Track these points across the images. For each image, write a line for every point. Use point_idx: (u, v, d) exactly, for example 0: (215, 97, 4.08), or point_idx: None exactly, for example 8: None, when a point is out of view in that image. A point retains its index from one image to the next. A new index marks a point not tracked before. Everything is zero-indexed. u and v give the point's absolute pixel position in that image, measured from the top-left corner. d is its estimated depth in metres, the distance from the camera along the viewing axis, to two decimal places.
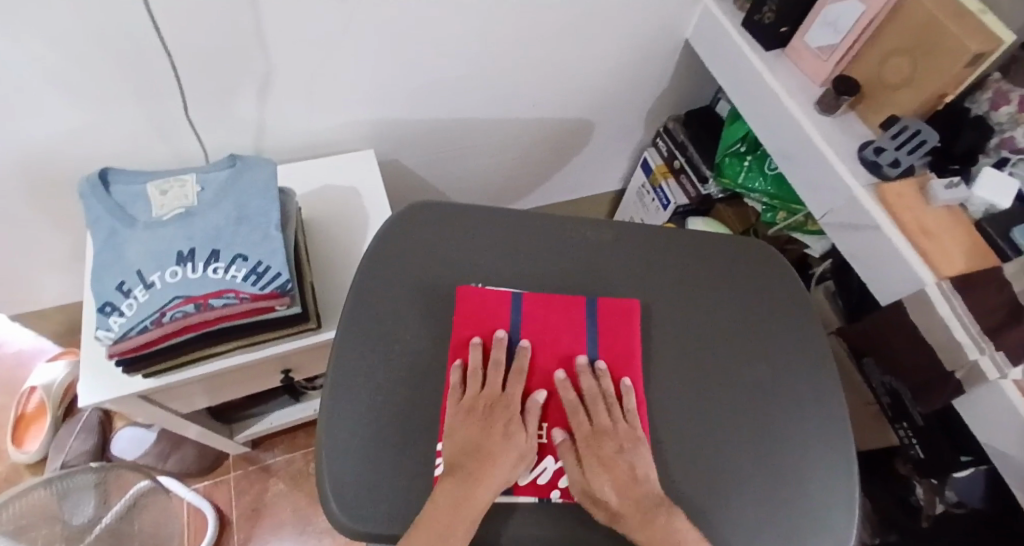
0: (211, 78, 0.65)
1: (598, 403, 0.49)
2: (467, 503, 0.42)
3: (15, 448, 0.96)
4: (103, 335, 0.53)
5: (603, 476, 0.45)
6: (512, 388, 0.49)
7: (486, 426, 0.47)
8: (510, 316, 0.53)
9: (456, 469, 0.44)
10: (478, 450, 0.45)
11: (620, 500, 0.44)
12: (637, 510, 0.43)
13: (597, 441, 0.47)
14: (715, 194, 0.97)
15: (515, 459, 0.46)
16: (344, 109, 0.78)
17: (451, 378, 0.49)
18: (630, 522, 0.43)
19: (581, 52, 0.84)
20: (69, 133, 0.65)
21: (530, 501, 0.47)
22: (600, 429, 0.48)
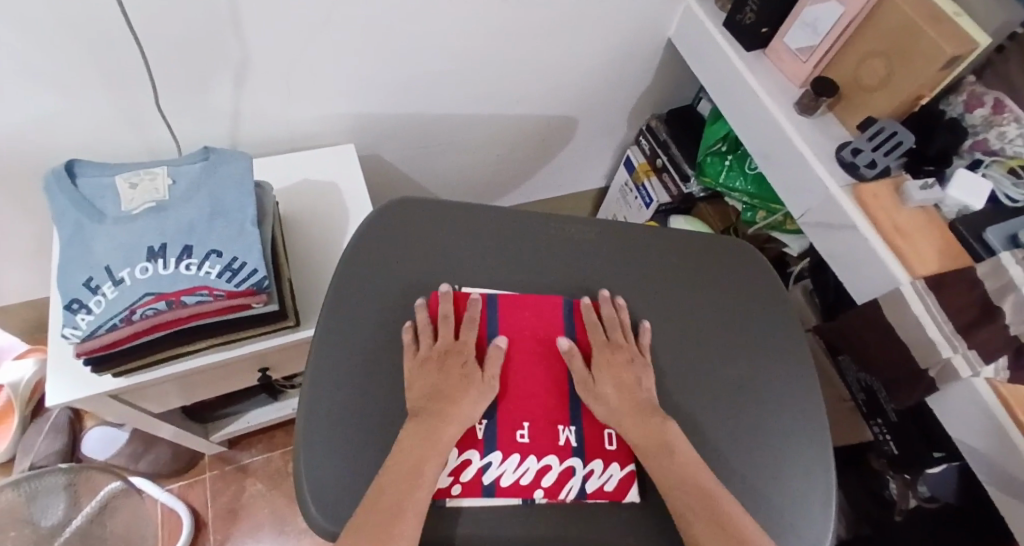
0: (184, 67, 0.63)
1: (614, 324, 0.55)
2: (432, 439, 0.44)
3: None
4: (70, 334, 0.51)
5: (610, 378, 0.51)
6: (466, 336, 0.52)
7: (443, 370, 0.49)
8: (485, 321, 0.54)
9: (420, 412, 0.46)
10: (439, 387, 0.48)
11: (621, 399, 0.50)
12: (636, 410, 0.49)
13: (610, 353, 0.53)
14: (696, 194, 0.97)
15: (477, 395, 0.48)
16: (323, 101, 0.76)
17: (405, 336, 0.51)
18: (625, 419, 0.48)
19: (564, 50, 0.84)
20: (36, 123, 0.64)
21: (512, 502, 0.46)
22: (616, 342, 0.53)
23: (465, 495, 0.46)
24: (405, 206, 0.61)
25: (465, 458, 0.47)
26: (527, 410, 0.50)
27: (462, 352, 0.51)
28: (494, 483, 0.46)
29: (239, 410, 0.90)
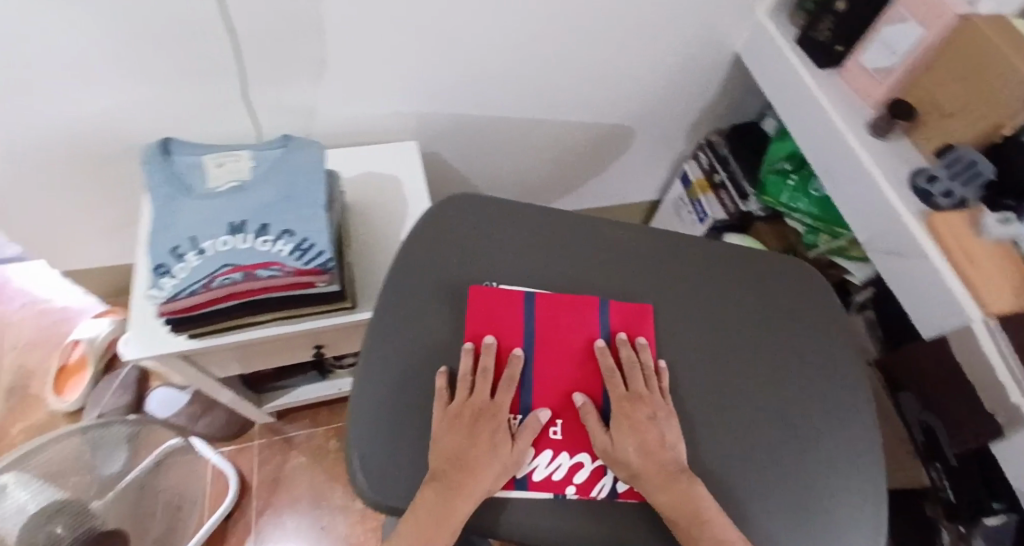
0: (269, 59, 0.68)
1: (636, 372, 0.52)
2: (444, 515, 0.43)
3: (54, 397, 1.01)
4: (156, 294, 0.56)
5: (631, 438, 0.48)
6: (501, 398, 0.50)
7: (471, 433, 0.47)
8: (522, 316, 0.54)
9: (436, 479, 0.45)
10: (456, 456, 0.46)
11: (643, 462, 0.47)
12: (659, 472, 0.46)
13: (631, 406, 0.50)
14: (755, 212, 0.96)
15: (498, 470, 0.46)
16: (391, 98, 0.80)
17: (436, 384, 0.50)
18: (645, 483, 0.46)
19: (627, 60, 0.84)
20: (138, 103, 0.70)
21: (543, 496, 0.48)
22: (636, 394, 0.51)
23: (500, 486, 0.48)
24: (461, 203, 0.63)
25: None
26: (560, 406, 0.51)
27: (494, 417, 0.49)
28: (527, 477, 0.48)
29: (288, 385, 0.95)
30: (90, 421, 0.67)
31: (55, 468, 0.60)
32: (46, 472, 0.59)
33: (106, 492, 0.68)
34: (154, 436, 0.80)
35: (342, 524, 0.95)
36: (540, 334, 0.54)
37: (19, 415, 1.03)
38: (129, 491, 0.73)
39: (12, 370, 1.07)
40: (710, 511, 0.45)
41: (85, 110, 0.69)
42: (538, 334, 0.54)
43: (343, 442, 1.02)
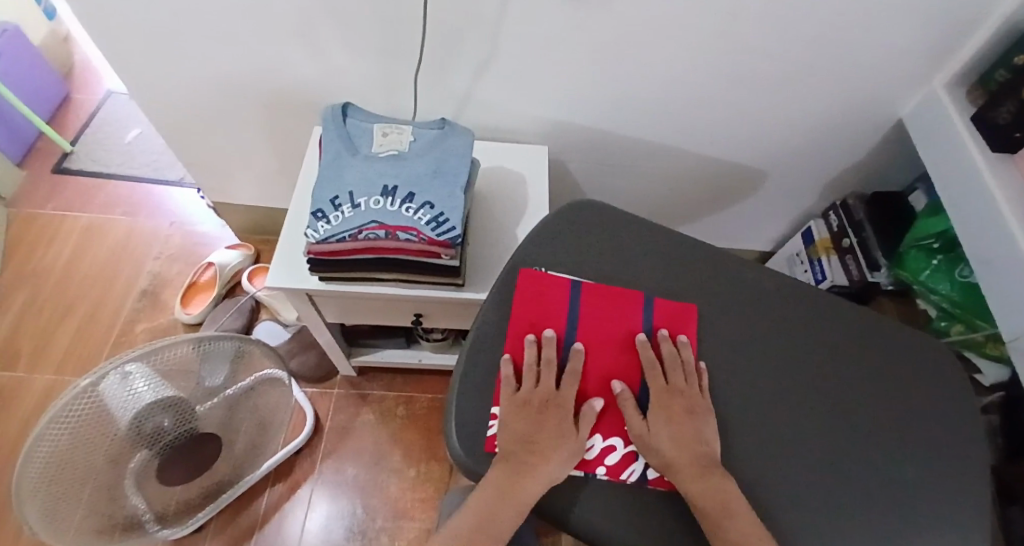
0: (446, 47, 0.75)
1: (676, 367, 0.55)
2: (513, 491, 0.46)
3: (181, 308, 1.09)
4: (310, 234, 0.63)
5: (667, 428, 0.51)
6: (566, 388, 0.52)
7: (536, 419, 0.50)
8: (568, 303, 0.57)
9: (507, 458, 0.48)
10: (522, 439, 0.49)
11: (678, 451, 0.49)
12: (692, 464, 0.48)
13: (669, 399, 0.52)
14: (883, 284, 0.91)
15: (566, 456, 0.49)
16: (538, 102, 0.85)
17: (503, 370, 0.53)
18: (679, 473, 0.48)
19: (777, 102, 0.83)
20: (328, 64, 0.80)
21: (576, 473, 0.51)
22: (675, 388, 0.53)
23: None
24: (571, 211, 0.66)
25: None
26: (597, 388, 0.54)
27: (562, 407, 0.51)
28: None
29: (375, 346, 1.01)
30: (208, 333, 0.71)
31: (170, 369, 0.66)
32: (165, 370, 0.65)
33: (203, 400, 0.73)
34: (258, 360, 0.83)
35: (393, 487, 1.00)
36: (587, 318, 0.57)
37: (145, 317, 1.11)
38: (222, 404, 0.77)
39: (148, 276, 1.16)
40: (743, 510, 0.46)
41: (289, 61, 0.80)
42: (586, 318, 0.57)
43: (409, 411, 1.07)
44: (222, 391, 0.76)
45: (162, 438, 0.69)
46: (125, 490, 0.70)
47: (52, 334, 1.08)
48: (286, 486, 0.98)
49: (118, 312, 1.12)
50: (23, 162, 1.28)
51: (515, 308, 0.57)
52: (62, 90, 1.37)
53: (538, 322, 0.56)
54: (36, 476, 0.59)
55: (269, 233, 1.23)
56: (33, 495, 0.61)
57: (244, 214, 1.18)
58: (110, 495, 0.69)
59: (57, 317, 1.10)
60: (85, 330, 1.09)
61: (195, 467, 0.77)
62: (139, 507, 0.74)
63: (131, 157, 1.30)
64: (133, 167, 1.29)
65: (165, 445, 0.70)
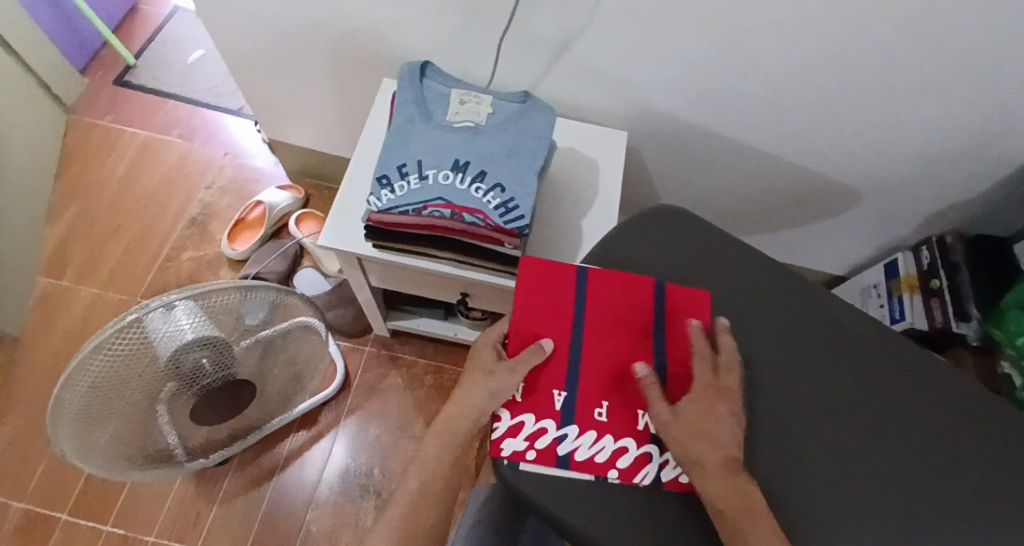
0: (538, 11, 0.69)
1: (708, 358, 0.49)
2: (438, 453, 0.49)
3: (228, 243, 1.09)
4: (372, 202, 0.59)
5: (693, 418, 0.44)
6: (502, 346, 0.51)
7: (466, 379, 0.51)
8: (574, 290, 0.55)
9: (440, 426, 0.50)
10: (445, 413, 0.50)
11: (703, 446, 0.43)
12: (719, 461, 0.42)
13: (711, 393, 0.46)
14: (968, 337, 0.84)
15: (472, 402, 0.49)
16: (627, 84, 0.78)
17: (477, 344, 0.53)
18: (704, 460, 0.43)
19: (895, 119, 0.74)
20: (410, 12, 0.74)
21: (586, 478, 0.48)
22: (717, 383, 0.47)
23: (539, 461, 0.48)
24: (639, 224, 0.65)
25: (541, 427, 0.49)
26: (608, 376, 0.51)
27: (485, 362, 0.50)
28: (568, 457, 0.48)
29: (413, 312, 0.99)
30: (252, 279, 0.66)
31: (212, 311, 0.65)
32: (207, 312, 0.64)
33: (240, 344, 0.71)
34: (297, 308, 0.78)
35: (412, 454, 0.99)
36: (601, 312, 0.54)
37: (191, 246, 1.11)
38: (255, 347, 0.74)
39: (199, 205, 1.16)
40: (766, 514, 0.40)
41: (368, 5, 0.75)
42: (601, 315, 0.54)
43: (437, 380, 1.05)
44: (257, 333, 0.73)
45: (199, 379, 0.68)
46: (157, 423, 0.71)
47: (100, 250, 1.10)
48: (310, 433, 1.00)
49: (166, 237, 1.12)
50: (86, 71, 1.28)
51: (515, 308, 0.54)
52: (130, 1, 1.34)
53: (536, 316, 0.53)
54: (75, 399, 0.59)
55: (320, 177, 1.20)
56: (69, 417, 0.61)
57: (298, 155, 1.15)
58: (143, 425, 0.70)
59: (108, 233, 1.12)
60: (133, 250, 1.10)
61: (228, 409, 0.77)
62: (171, 439, 0.75)
63: (192, 80, 1.28)
64: (194, 90, 1.27)
65: (202, 385, 0.69)
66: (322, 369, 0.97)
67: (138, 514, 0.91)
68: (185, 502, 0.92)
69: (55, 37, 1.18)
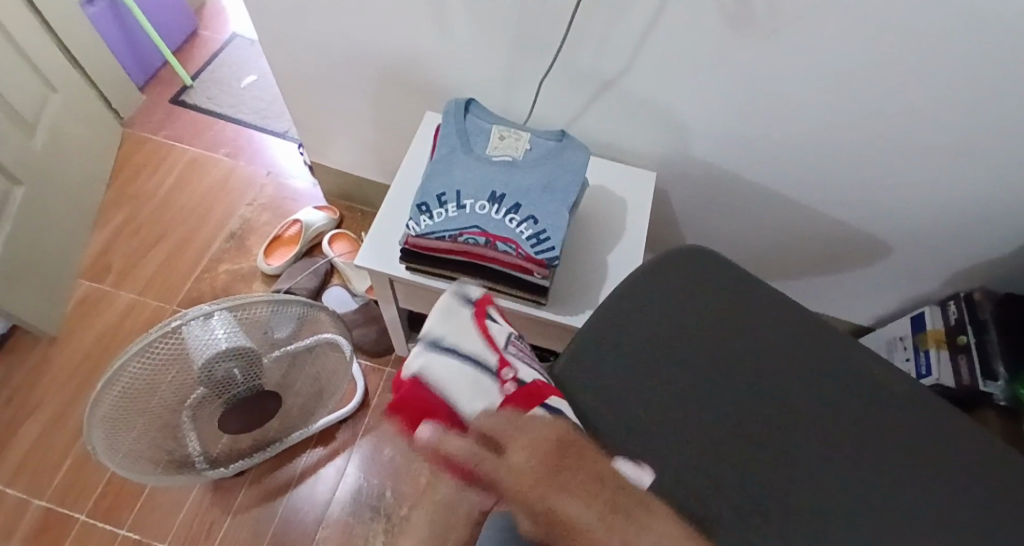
0: (581, 56, 0.73)
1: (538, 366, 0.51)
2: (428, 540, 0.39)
3: (263, 258, 1.13)
4: (411, 226, 0.63)
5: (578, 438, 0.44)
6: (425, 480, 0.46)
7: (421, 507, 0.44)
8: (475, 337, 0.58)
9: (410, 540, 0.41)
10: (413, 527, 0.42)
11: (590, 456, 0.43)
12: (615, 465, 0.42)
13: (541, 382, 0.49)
14: (995, 397, 0.82)
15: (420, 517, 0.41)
16: (660, 127, 0.81)
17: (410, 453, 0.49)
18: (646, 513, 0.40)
19: (923, 173, 0.75)
20: (459, 50, 0.80)
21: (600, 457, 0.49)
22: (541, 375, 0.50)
23: None
24: (664, 265, 0.66)
25: None
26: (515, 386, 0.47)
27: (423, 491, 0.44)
28: None
29: None
30: (289, 295, 0.70)
31: (247, 323, 0.67)
32: (243, 324, 0.67)
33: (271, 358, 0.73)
34: (323, 323, 0.81)
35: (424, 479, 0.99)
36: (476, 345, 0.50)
37: (228, 259, 1.16)
38: (284, 360, 0.77)
39: (239, 220, 1.21)
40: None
41: (421, 43, 0.81)
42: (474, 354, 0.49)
43: None
44: (287, 347, 0.76)
45: (229, 390, 0.70)
46: (184, 430, 0.73)
47: (142, 256, 1.15)
48: (326, 450, 1.01)
49: (205, 248, 1.17)
50: (145, 87, 1.36)
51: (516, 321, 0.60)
52: (191, 26, 1.44)
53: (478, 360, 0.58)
54: (115, 398, 0.62)
55: (355, 199, 1.24)
56: (104, 417, 0.64)
57: (337, 177, 1.20)
58: (172, 431, 0.72)
59: (152, 241, 1.17)
60: (173, 259, 1.15)
61: (253, 421, 0.79)
62: (195, 448, 0.77)
63: (243, 101, 1.35)
64: (243, 111, 1.34)
65: (232, 397, 0.72)
66: (342, 387, 0.98)
67: (153, 518, 0.92)
68: (200, 510, 0.93)
69: (120, 55, 1.27)
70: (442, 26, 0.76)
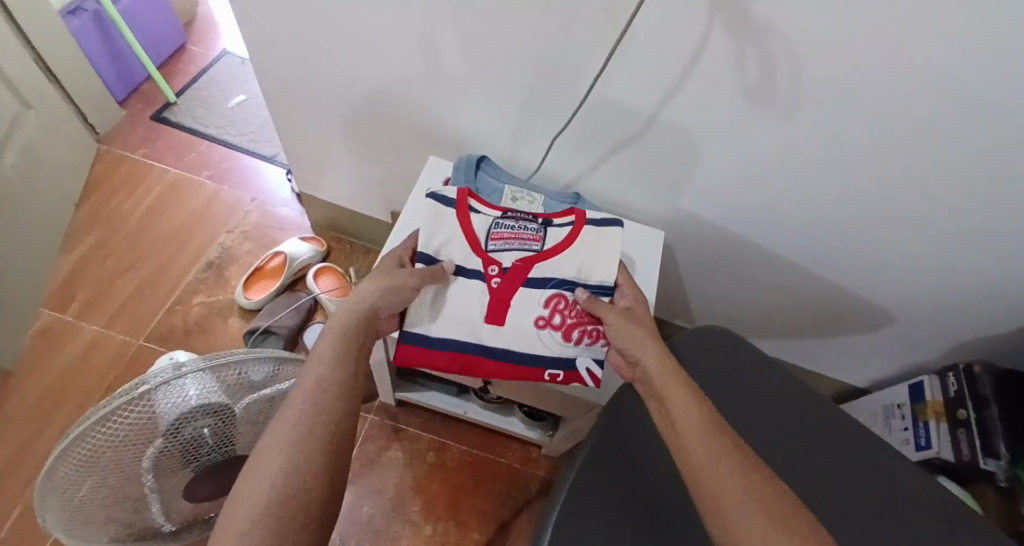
0: (596, 116, 0.71)
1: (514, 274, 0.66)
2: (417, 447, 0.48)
3: (243, 291, 1.06)
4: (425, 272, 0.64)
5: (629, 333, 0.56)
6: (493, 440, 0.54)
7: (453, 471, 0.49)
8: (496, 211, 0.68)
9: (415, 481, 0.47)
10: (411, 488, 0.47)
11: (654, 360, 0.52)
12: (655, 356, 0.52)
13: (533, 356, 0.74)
14: (996, 477, 0.81)
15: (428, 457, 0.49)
16: (671, 188, 0.79)
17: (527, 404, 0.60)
18: (666, 392, 0.48)
19: (933, 255, 0.74)
20: (469, 98, 0.76)
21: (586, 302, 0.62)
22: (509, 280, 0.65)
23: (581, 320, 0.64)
24: (691, 342, 0.69)
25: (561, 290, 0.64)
26: (497, 279, 0.63)
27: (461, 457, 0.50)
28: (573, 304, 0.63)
29: (426, 385, 0.96)
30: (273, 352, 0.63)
31: (224, 386, 0.61)
32: (219, 386, 0.60)
33: (248, 419, 0.67)
34: None
35: (405, 540, 0.93)
36: (462, 258, 0.64)
37: (205, 290, 1.09)
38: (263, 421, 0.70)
39: (219, 248, 1.14)
40: (787, 493, 0.41)
41: (429, 88, 0.77)
42: (462, 267, 0.63)
43: (439, 459, 1.01)
44: (267, 407, 0.69)
45: (199, 456, 0.65)
46: (146, 498, 0.66)
47: (111, 284, 1.07)
48: None
49: (180, 278, 1.09)
50: (125, 102, 1.29)
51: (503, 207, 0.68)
52: (180, 40, 1.38)
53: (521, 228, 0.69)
54: (69, 472, 0.56)
55: (344, 232, 1.19)
56: (57, 494, 0.57)
57: (326, 209, 1.15)
58: (134, 503, 0.66)
59: (123, 267, 1.09)
60: (144, 289, 1.07)
61: (224, 485, 0.71)
62: (158, 516, 0.69)
63: (230, 122, 1.29)
64: (230, 132, 1.28)
65: (201, 463, 0.66)
66: None
67: None
68: None
69: (101, 69, 1.19)
70: (454, 74, 0.73)
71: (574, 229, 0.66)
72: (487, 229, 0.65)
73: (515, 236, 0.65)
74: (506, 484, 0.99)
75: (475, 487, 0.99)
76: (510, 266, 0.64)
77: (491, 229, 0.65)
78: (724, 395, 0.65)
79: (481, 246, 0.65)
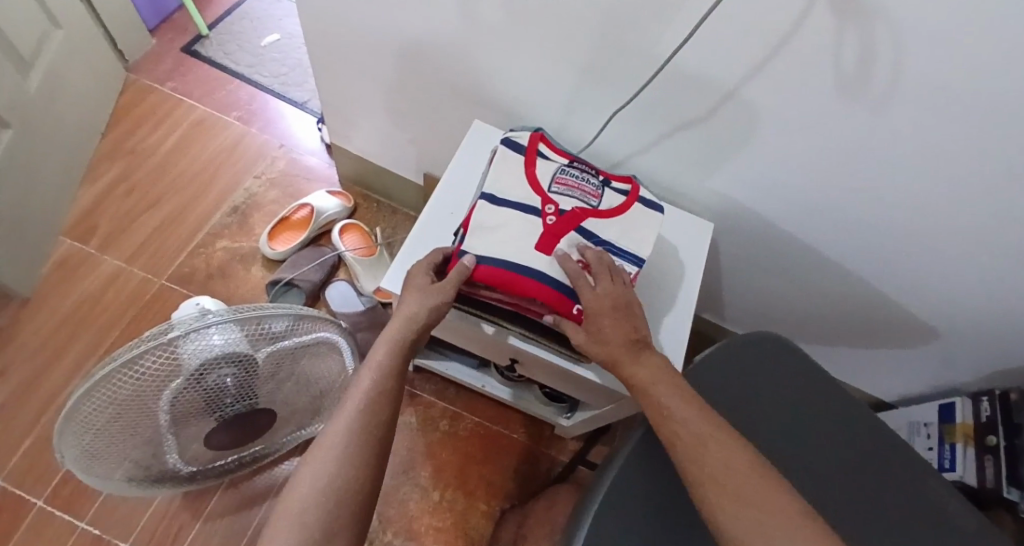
0: (662, 92, 0.66)
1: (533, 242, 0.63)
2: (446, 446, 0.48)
3: (267, 241, 1.04)
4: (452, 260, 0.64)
5: (604, 321, 0.54)
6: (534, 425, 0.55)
7: None
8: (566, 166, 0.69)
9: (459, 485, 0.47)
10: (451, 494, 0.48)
11: (621, 351, 0.52)
12: (624, 349, 0.52)
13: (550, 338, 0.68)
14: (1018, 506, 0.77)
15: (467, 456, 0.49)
16: (728, 176, 0.75)
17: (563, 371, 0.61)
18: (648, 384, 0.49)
19: (995, 280, 0.70)
20: (527, 59, 0.72)
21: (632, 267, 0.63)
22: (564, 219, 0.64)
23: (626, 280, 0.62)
24: (759, 345, 0.65)
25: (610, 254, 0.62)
26: (553, 217, 0.62)
27: None
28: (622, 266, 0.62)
29: (447, 355, 0.94)
30: (303, 309, 0.61)
31: (250, 338, 0.59)
32: (244, 338, 0.58)
33: (269, 372, 0.65)
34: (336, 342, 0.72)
35: (413, 503, 0.93)
36: (524, 196, 0.64)
37: (228, 236, 1.07)
38: (284, 375, 0.68)
39: (244, 194, 1.11)
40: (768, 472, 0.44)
41: (484, 45, 0.73)
42: (522, 203, 0.63)
43: (453, 428, 1.00)
44: (290, 362, 0.67)
45: (219, 408, 0.63)
46: (164, 440, 0.65)
47: (135, 219, 1.05)
48: None
49: (205, 220, 1.07)
50: (156, 31, 1.24)
51: (570, 158, 0.70)
52: None
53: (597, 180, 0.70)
54: (91, 411, 0.55)
55: (372, 188, 1.15)
56: (79, 435, 0.57)
57: (356, 163, 1.11)
58: (153, 448, 0.66)
59: (147, 204, 1.07)
60: (168, 228, 1.05)
61: (238, 434, 0.71)
62: (173, 459, 0.69)
63: (263, 61, 1.24)
64: (263, 72, 1.23)
65: (221, 416, 0.65)
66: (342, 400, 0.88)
67: (115, 517, 0.84)
68: (167, 513, 0.86)
69: None
70: (515, 33, 0.69)
71: (629, 198, 0.67)
72: (552, 175, 0.66)
73: (577, 185, 0.66)
74: (516, 459, 0.99)
75: (485, 459, 0.99)
76: (568, 210, 0.63)
77: (556, 175, 0.66)
78: (777, 402, 0.62)
79: (544, 187, 0.65)
